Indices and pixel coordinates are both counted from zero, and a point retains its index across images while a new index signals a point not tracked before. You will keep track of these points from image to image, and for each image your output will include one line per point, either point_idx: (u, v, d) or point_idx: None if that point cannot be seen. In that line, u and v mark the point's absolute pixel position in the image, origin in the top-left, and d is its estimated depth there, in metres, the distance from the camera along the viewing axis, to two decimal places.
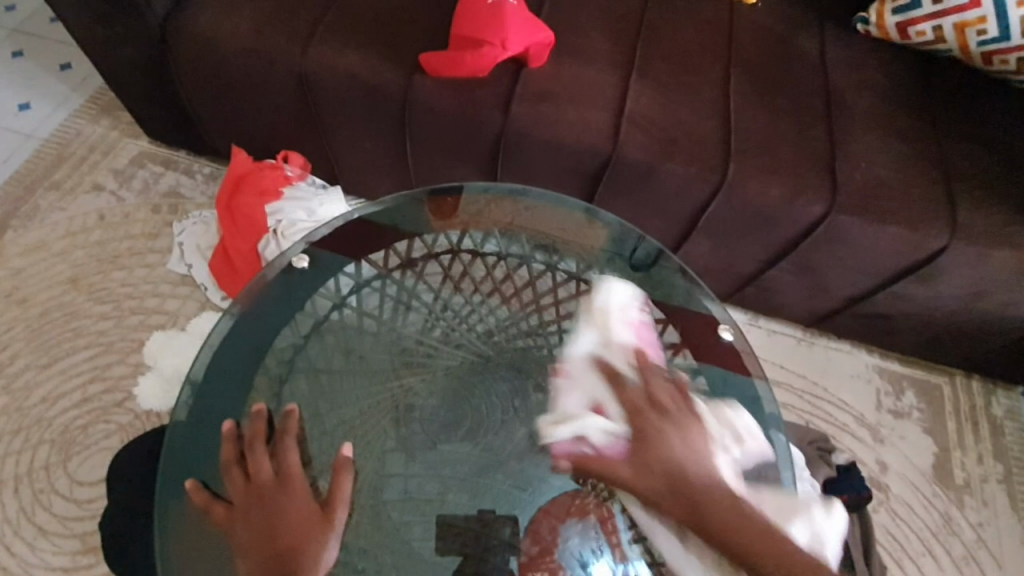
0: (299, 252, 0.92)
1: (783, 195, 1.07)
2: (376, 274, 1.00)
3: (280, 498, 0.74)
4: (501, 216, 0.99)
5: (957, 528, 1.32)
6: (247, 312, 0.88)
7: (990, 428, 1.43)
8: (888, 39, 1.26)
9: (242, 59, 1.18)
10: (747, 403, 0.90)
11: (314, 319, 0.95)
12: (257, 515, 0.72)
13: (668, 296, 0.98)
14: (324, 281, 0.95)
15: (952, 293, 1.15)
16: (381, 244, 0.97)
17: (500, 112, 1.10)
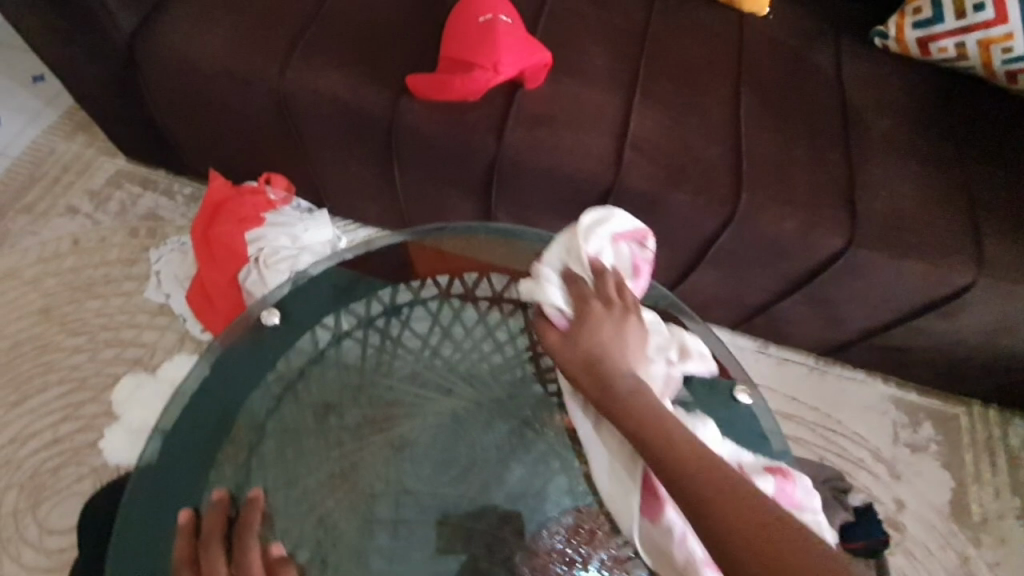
0: (267, 306, 0.85)
1: (798, 229, 1.00)
2: (358, 323, 0.93)
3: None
4: (492, 259, 0.92)
5: (976, 569, 1.25)
6: (218, 367, 0.82)
7: (1008, 460, 1.36)
8: (906, 55, 1.19)
9: (218, 82, 1.10)
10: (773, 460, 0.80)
11: (289, 376, 0.88)
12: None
13: None
14: (300, 336, 0.88)
15: (975, 328, 1.08)
16: (365, 289, 0.92)
17: (493, 139, 1.02)
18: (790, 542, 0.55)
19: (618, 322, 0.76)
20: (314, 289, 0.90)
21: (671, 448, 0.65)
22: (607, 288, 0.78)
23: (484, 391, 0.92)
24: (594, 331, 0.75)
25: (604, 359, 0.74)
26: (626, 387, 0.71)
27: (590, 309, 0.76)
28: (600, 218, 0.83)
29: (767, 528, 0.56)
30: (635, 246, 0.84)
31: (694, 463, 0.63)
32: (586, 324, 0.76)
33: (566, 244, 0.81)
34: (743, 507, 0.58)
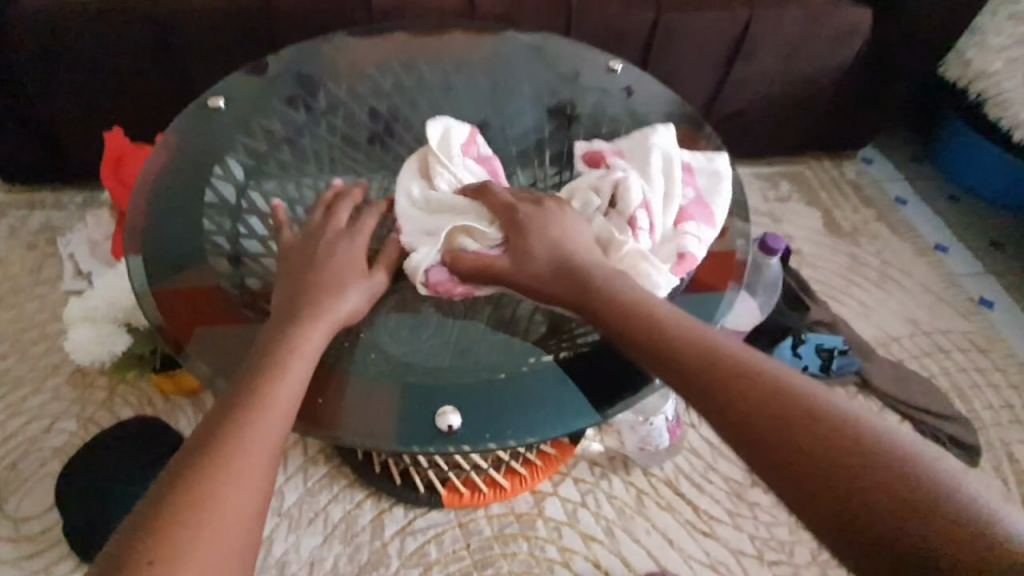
0: (212, 96, 0.90)
1: (621, 10, 1.26)
2: (291, 129, 0.91)
3: (334, 245, 0.72)
4: (400, 48, 0.98)
5: (863, 261, 1.54)
6: (172, 158, 0.84)
7: (852, 188, 1.70)
8: None
9: (92, 25, 1.17)
10: (672, 108, 0.96)
11: (234, 181, 0.84)
12: (303, 256, 0.71)
13: (588, 69, 0.99)
14: (235, 141, 0.87)
15: (772, 62, 1.40)
16: (283, 97, 0.92)
17: (365, 9, 1.19)
18: (738, 382, 0.56)
19: (534, 219, 0.75)
20: (239, 92, 0.91)
21: (622, 315, 0.65)
22: (507, 201, 0.78)
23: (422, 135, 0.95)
24: (524, 238, 0.74)
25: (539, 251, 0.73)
26: (569, 262, 0.71)
27: (518, 218, 0.75)
28: (440, 138, 0.84)
29: (822, 436, 0.50)
30: (478, 150, 0.87)
31: (640, 327, 0.63)
32: (521, 236, 0.74)
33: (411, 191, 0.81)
34: (690, 362, 0.59)
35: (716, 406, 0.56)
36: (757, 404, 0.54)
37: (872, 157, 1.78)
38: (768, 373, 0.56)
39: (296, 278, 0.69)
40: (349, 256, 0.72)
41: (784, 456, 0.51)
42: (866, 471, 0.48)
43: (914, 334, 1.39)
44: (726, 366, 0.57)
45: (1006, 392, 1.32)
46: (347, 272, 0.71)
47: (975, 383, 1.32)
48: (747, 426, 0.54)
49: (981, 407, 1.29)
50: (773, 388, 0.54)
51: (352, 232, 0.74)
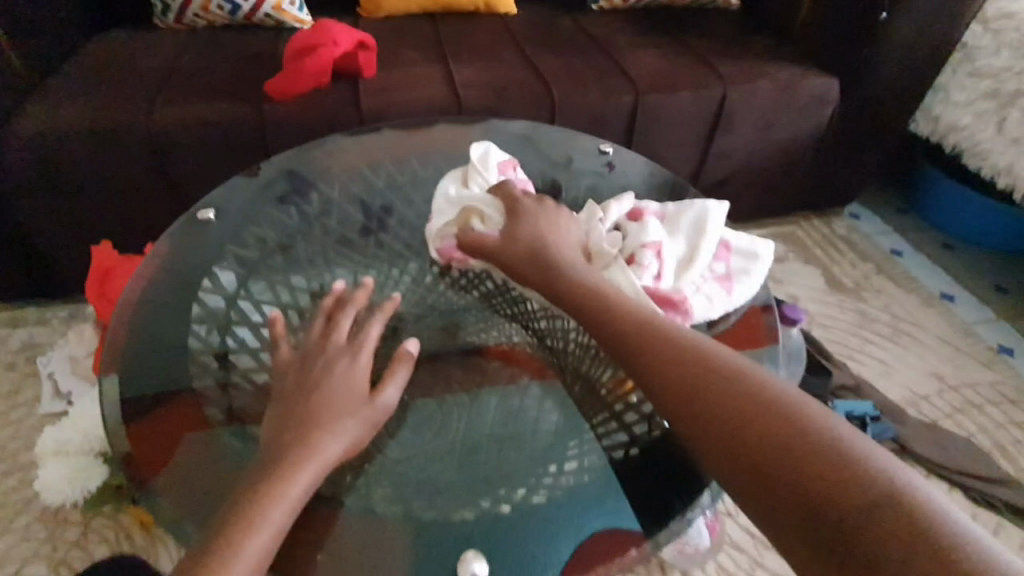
0: (201, 205, 0.85)
1: (601, 96, 1.31)
2: (284, 235, 0.89)
3: (334, 365, 0.62)
4: (389, 146, 0.98)
5: (872, 315, 1.50)
6: (157, 274, 0.79)
7: (846, 243, 1.70)
8: (616, 6, 1.66)
9: (86, 144, 1.19)
10: (663, 185, 0.97)
11: (225, 294, 0.82)
12: (300, 375, 0.61)
13: (577, 153, 0.99)
14: (223, 252, 0.84)
15: (751, 132, 1.45)
16: (275, 202, 0.91)
17: (354, 111, 1.22)
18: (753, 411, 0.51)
19: (546, 215, 0.74)
20: (227, 201, 0.87)
21: (632, 335, 0.61)
22: (513, 193, 0.77)
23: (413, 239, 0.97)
24: (518, 223, 0.74)
25: (537, 241, 0.71)
26: (570, 279, 0.68)
27: (522, 204, 0.75)
28: (482, 153, 0.86)
29: (809, 464, 0.46)
30: (515, 172, 0.86)
31: (646, 348, 0.60)
32: (518, 220, 0.74)
33: (442, 188, 0.84)
34: (698, 385, 0.55)
35: (722, 429, 0.52)
36: (764, 434, 0.49)
37: (859, 213, 1.80)
38: (787, 407, 0.50)
39: (292, 398, 0.59)
40: (351, 381, 0.61)
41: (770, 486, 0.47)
42: (858, 507, 0.43)
43: (941, 390, 1.33)
44: (711, 390, 0.54)
45: None
46: (349, 403, 0.59)
47: (1015, 438, 1.24)
48: (753, 456, 0.49)
49: None
50: (759, 410, 0.51)
51: (357, 348, 0.64)
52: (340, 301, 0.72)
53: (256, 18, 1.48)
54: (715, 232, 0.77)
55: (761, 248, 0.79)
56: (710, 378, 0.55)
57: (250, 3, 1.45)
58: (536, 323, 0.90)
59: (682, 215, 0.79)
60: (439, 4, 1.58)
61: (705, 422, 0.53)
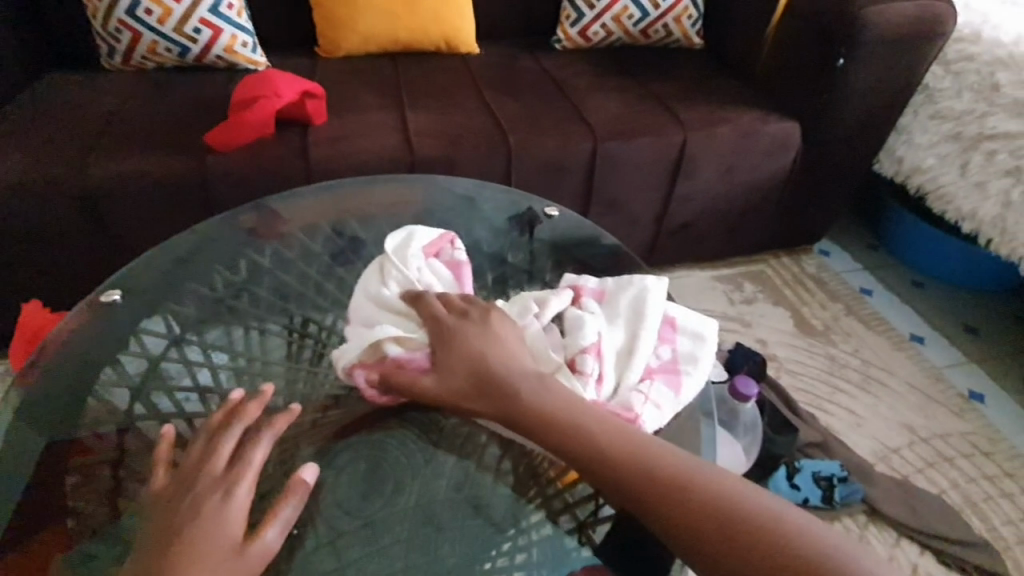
0: (107, 288, 0.79)
1: (559, 144, 1.28)
2: (206, 309, 0.84)
3: (204, 502, 0.56)
4: (328, 209, 0.94)
5: (842, 360, 1.47)
6: (53, 366, 0.73)
7: (816, 283, 1.68)
8: (579, 47, 1.66)
9: (10, 200, 1.12)
10: (614, 248, 0.94)
11: (134, 385, 0.78)
12: (169, 515, 0.56)
13: (528, 217, 0.96)
14: (136, 333, 0.80)
15: (715, 176, 1.42)
16: (199, 273, 0.85)
17: (301, 161, 1.17)
18: (718, 518, 0.53)
19: (472, 328, 0.67)
20: (139, 278, 0.82)
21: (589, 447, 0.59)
22: (433, 307, 0.71)
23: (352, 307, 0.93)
24: (448, 346, 0.67)
25: (478, 361, 0.65)
26: (519, 394, 0.62)
27: (445, 324, 0.69)
28: (403, 241, 0.84)
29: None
30: (448, 251, 0.84)
31: (605, 461, 0.58)
32: (448, 342, 0.67)
33: (363, 291, 0.79)
34: (664, 499, 0.55)
35: (720, 554, 0.52)
36: (733, 542, 0.52)
37: (829, 250, 1.79)
38: (744, 509, 0.53)
39: (155, 549, 0.54)
40: (219, 527, 0.55)
41: None
42: None
43: (912, 443, 1.29)
44: (703, 514, 0.53)
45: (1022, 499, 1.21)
46: (213, 555, 0.54)
47: (988, 493, 1.21)
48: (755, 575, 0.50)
49: (998, 522, 1.16)
50: (752, 532, 0.52)
51: (234, 482, 0.58)
52: (233, 413, 0.66)
53: (207, 59, 1.43)
54: (655, 312, 0.74)
55: (707, 324, 0.76)
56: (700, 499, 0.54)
57: (200, 45, 1.40)
58: None
59: (619, 301, 0.76)
60: (400, 45, 1.55)
61: (707, 550, 0.52)
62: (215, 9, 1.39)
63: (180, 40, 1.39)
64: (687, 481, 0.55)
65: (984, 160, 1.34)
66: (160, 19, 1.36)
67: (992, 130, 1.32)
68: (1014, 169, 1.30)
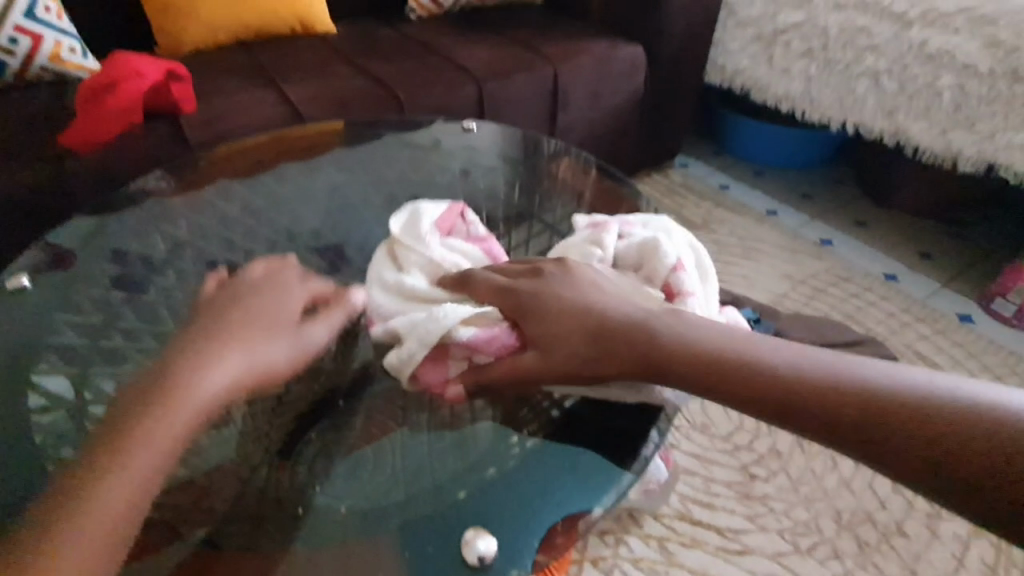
0: (14, 273, 0.73)
1: (444, 91, 1.33)
2: (130, 290, 0.80)
3: (265, 288, 0.70)
4: (244, 165, 0.95)
5: (724, 241, 1.70)
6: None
7: (686, 188, 1.90)
8: (432, 13, 1.70)
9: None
10: (529, 155, 1.08)
11: (75, 373, 0.72)
12: (224, 305, 0.67)
13: (447, 136, 1.07)
14: (57, 327, 0.74)
15: (586, 104, 1.56)
16: (112, 260, 0.82)
17: (180, 147, 1.09)
18: (835, 406, 0.50)
19: (557, 284, 0.65)
20: (46, 272, 0.77)
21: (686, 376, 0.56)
22: (496, 281, 0.70)
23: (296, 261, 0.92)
24: (528, 320, 0.64)
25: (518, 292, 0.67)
26: (535, 295, 0.65)
27: (518, 290, 0.67)
28: (412, 217, 0.87)
29: (848, 401, 0.50)
30: (461, 228, 0.91)
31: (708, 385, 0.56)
32: (515, 297, 0.67)
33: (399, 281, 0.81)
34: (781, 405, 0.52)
35: (756, 400, 0.53)
36: (764, 386, 0.53)
37: (687, 162, 2.03)
38: (770, 360, 0.54)
39: (208, 328, 0.63)
40: (274, 310, 0.67)
41: (833, 429, 0.50)
42: (900, 415, 0.48)
43: (794, 287, 1.55)
44: (726, 363, 0.55)
45: (881, 304, 1.52)
46: (269, 327, 0.66)
47: (858, 305, 1.50)
48: (792, 408, 0.52)
49: (872, 324, 1.46)
50: (766, 373, 0.54)
51: (246, 335, 0.63)
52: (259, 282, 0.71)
53: (28, 74, 1.24)
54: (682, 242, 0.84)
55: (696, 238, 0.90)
56: (718, 356, 0.56)
57: (19, 57, 1.22)
58: None
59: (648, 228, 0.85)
60: (252, 31, 1.48)
61: (735, 393, 0.54)
62: (30, 14, 1.22)
63: None
64: (710, 346, 0.57)
65: (785, 50, 1.66)
66: None
67: (784, 24, 1.63)
68: (807, 51, 1.63)
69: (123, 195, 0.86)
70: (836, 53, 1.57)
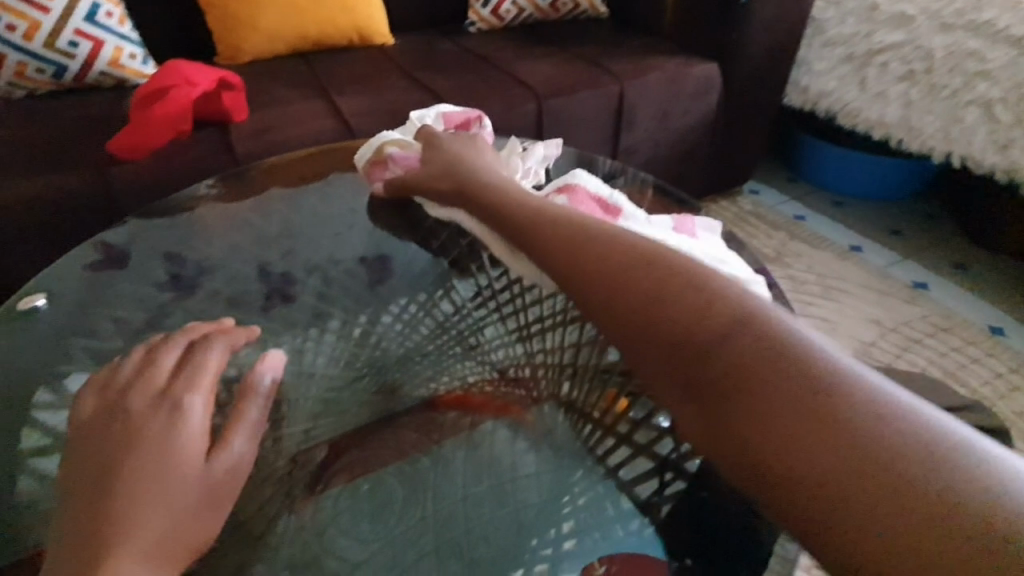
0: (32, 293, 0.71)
1: (502, 107, 1.25)
2: (156, 310, 0.74)
3: (144, 429, 0.46)
4: (289, 179, 0.92)
5: (800, 278, 1.53)
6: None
7: (756, 217, 1.75)
8: (493, 27, 1.64)
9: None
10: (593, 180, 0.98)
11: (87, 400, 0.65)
12: (95, 455, 0.44)
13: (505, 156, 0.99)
14: (77, 348, 0.69)
15: (652, 124, 1.45)
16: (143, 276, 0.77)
17: (226, 157, 1.05)
18: (736, 348, 0.40)
19: (463, 142, 0.75)
20: (76, 287, 0.73)
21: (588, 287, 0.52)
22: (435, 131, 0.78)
23: (338, 285, 0.85)
24: (435, 151, 0.75)
25: (459, 159, 0.73)
26: (486, 185, 0.68)
27: (438, 137, 0.76)
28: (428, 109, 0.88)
29: (767, 355, 0.39)
30: (474, 128, 0.85)
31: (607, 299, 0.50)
32: (432, 146, 0.76)
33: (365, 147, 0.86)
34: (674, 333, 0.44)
35: (659, 326, 0.45)
36: (670, 314, 0.45)
37: (758, 189, 1.87)
38: (704, 288, 0.45)
39: (79, 528, 0.40)
40: (169, 458, 0.44)
41: (726, 386, 0.39)
42: (812, 399, 0.35)
43: (883, 335, 1.37)
44: (640, 281, 0.48)
45: (987, 361, 1.31)
46: (177, 488, 0.44)
47: (961, 362, 1.30)
48: (690, 344, 0.43)
49: (978, 385, 1.26)
50: (683, 295, 0.45)
51: (182, 399, 0.49)
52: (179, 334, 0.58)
53: (88, 78, 1.25)
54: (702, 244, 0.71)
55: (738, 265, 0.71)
56: (638, 271, 0.49)
57: (79, 61, 1.22)
58: (495, 354, 0.84)
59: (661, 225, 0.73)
60: (310, 42, 1.45)
61: (635, 309, 0.47)
62: (92, 19, 1.23)
63: (54, 57, 1.20)
64: (633, 254, 0.51)
65: (879, 71, 1.49)
66: (25, 34, 1.17)
67: (880, 44, 1.47)
68: (906, 75, 1.46)
69: (165, 204, 0.83)
70: (942, 78, 1.40)
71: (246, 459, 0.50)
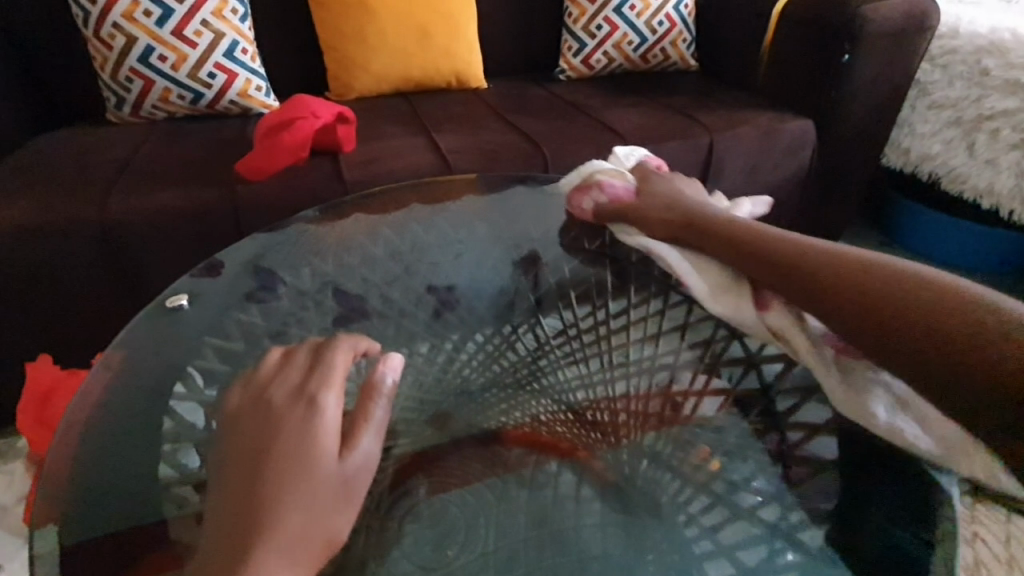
0: (176, 294, 0.78)
1: (592, 152, 1.28)
2: (270, 322, 0.80)
3: (286, 422, 0.49)
4: (393, 204, 0.98)
5: None
6: (110, 389, 0.68)
7: None
8: (582, 76, 1.70)
9: (18, 244, 1.02)
10: None
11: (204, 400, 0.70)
12: (247, 445, 0.48)
13: None
14: (200, 350, 0.75)
15: (740, 175, 1.43)
16: (260, 289, 0.83)
17: (334, 183, 1.13)
18: (913, 308, 0.55)
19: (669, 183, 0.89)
20: (203, 295, 0.80)
21: (818, 272, 0.64)
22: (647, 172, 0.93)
23: (428, 311, 0.89)
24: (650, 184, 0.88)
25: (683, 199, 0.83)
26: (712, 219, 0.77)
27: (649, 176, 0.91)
28: None
29: (940, 304, 0.54)
30: None
31: (848, 282, 0.61)
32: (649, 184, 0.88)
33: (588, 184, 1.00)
34: (938, 312, 0.53)
35: (842, 290, 0.61)
36: (848, 282, 0.61)
37: None
38: (874, 269, 0.61)
39: (232, 514, 0.44)
40: (306, 454, 0.47)
41: (912, 327, 0.54)
42: (962, 325, 0.51)
43: None
44: (831, 263, 0.63)
45: None
46: (314, 485, 0.46)
47: None
48: (864, 299, 0.59)
49: None
50: (851, 267, 0.62)
51: (315, 395, 0.51)
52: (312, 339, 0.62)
53: (220, 105, 1.40)
54: None
55: None
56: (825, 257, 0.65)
57: (214, 90, 1.38)
58: (574, 399, 0.85)
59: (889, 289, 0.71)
60: (413, 83, 1.57)
61: (822, 281, 0.63)
62: (229, 54, 1.38)
63: (194, 86, 1.36)
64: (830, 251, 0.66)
65: (989, 138, 1.42)
66: (175, 65, 1.34)
67: (990, 109, 1.40)
68: (1020, 143, 1.38)
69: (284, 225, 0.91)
70: None
71: (373, 454, 0.51)
